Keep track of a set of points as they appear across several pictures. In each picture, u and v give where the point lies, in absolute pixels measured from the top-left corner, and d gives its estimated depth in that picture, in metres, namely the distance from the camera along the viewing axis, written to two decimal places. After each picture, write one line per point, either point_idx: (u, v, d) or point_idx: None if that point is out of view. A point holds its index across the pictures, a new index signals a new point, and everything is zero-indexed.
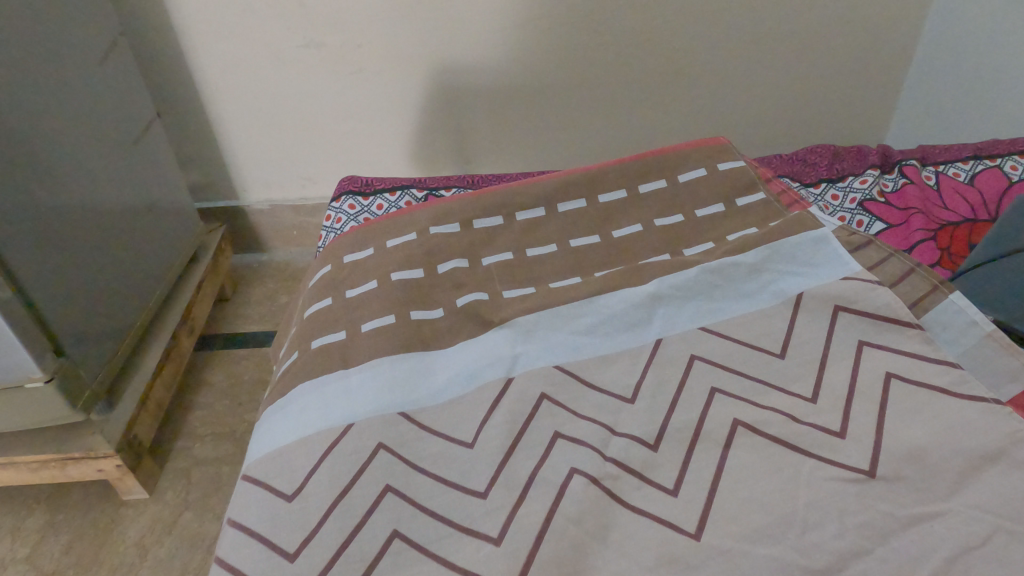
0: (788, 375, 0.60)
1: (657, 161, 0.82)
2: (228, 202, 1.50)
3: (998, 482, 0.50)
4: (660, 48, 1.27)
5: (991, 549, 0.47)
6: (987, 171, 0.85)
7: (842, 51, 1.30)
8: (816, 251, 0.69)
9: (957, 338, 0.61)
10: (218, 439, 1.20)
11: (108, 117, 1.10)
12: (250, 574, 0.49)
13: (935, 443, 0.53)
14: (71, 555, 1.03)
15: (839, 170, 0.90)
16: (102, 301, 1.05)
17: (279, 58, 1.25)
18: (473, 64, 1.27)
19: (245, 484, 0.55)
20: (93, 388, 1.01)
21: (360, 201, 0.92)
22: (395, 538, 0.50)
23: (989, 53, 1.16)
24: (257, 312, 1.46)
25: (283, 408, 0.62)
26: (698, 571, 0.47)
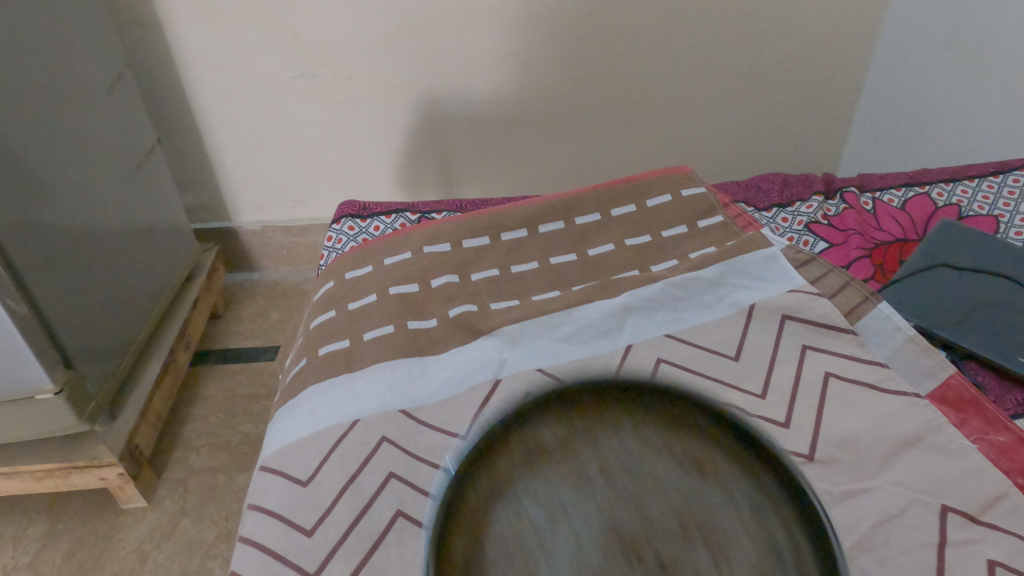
0: (742, 375, 0.69)
1: (628, 188, 0.91)
2: (221, 223, 1.56)
3: (917, 463, 0.59)
4: (631, 81, 1.37)
5: (907, 517, 0.56)
6: (916, 198, 0.96)
7: (798, 88, 1.42)
8: (766, 267, 0.78)
9: (886, 343, 0.70)
10: (214, 450, 1.25)
11: (112, 142, 1.16)
12: (272, 549, 0.55)
13: (864, 431, 0.62)
14: (73, 561, 1.08)
15: (788, 196, 1.00)
16: (106, 316, 1.10)
17: (273, 87, 1.33)
18: (458, 95, 1.36)
19: (263, 473, 0.62)
20: (97, 400, 1.06)
21: (358, 223, 0.99)
22: (398, 517, 0.57)
23: (930, 88, 1.28)
24: (248, 329, 1.52)
25: (294, 408, 0.68)
26: None
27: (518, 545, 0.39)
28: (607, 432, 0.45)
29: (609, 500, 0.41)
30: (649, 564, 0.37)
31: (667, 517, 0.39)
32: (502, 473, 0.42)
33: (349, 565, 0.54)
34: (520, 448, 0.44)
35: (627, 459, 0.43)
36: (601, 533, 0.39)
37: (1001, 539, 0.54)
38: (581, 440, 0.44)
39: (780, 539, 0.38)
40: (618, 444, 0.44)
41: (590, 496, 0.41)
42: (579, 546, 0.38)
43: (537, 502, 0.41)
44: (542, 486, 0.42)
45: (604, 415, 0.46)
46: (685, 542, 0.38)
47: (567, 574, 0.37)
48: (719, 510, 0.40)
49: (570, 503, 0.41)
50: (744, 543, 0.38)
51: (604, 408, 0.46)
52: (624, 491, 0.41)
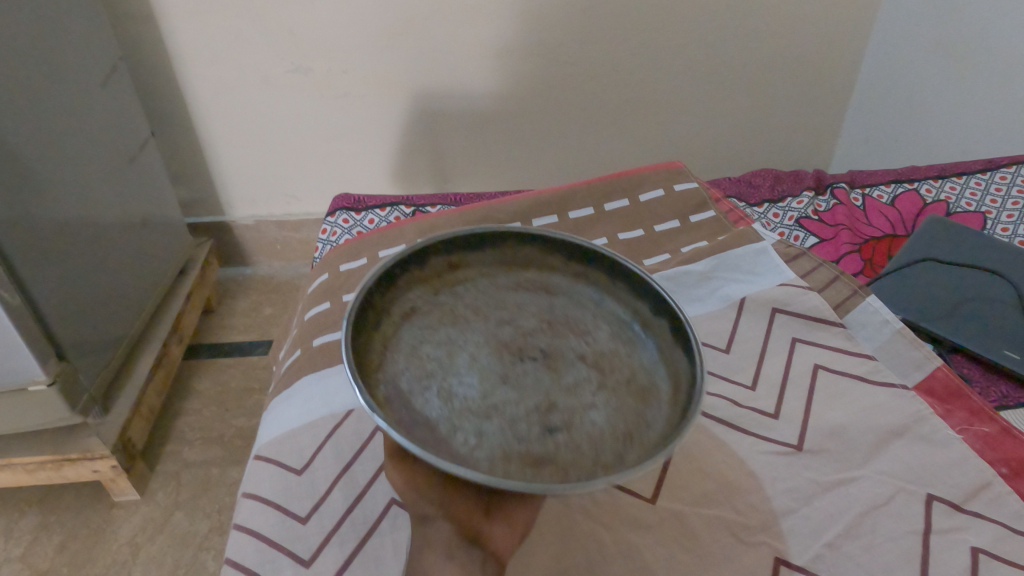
0: (732, 367, 0.70)
1: (621, 182, 0.92)
2: (215, 217, 1.56)
3: (902, 453, 0.60)
4: (626, 77, 1.37)
5: (893, 506, 0.57)
6: (905, 194, 0.98)
7: (791, 85, 1.43)
8: (757, 261, 0.79)
9: (874, 335, 0.71)
10: (207, 443, 1.25)
11: (105, 134, 1.16)
12: (267, 535, 0.56)
13: (852, 423, 0.63)
14: (65, 554, 1.08)
15: (780, 192, 1.01)
16: (99, 309, 1.10)
17: (267, 81, 1.33)
18: (454, 90, 1.36)
19: (257, 462, 0.62)
20: (90, 393, 1.06)
21: (352, 216, 0.99)
22: (392, 505, 0.57)
23: (922, 87, 1.29)
24: (242, 323, 1.52)
25: (288, 398, 0.69)
26: (652, 528, 0.56)
27: (436, 374, 0.52)
28: (463, 287, 0.61)
29: (487, 327, 0.57)
30: (535, 355, 0.55)
31: (537, 327, 0.58)
32: (387, 335, 0.54)
33: (343, 552, 0.54)
34: (400, 311, 0.56)
35: (487, 298, 0.60)
36: (492, 349, 0.55)
37: (985, 528, 0.55)
38: (446, 295, 0.60)
39: (626, 315, 0.59)
40: (479, 291, 0.61)
41: (468, 326, 0.57)
42: (480, 362, 0.53)
43: (430, 343, 0.55)
44: (429, 331, 0.56)
45: (457, 276, 0.61)
46: (556, 338, 0.57)
47: (479, 380, 0.52)
48: (569, 313, 0.60)
49: (458, 336, 0.56)
50: (595, 326, 0.59)
51: (454, 270, 0.61)
52: (495, 318, 0.58)
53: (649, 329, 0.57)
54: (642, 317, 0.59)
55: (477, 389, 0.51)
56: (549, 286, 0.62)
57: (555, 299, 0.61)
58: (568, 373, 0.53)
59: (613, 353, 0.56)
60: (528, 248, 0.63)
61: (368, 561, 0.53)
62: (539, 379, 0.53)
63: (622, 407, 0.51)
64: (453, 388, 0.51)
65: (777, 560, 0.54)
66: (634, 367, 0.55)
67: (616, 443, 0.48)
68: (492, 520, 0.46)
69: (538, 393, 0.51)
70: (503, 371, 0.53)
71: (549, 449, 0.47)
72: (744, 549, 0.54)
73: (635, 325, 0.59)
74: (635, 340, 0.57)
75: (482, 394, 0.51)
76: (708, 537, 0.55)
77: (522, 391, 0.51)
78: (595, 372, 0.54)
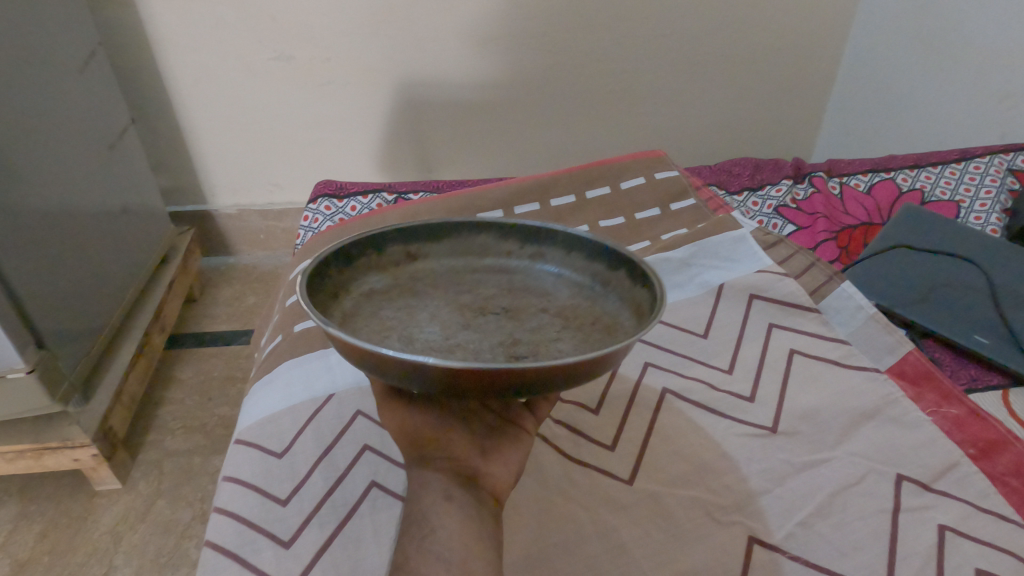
0: (709, 351, 0.71)
1: (603, 170, 0.93)
2: (197, 207, 1.55)
3: (873, 435, 0.62)
4: (609, 68, 1.38)
5: (864, 485, 0.58)
6: (881, 183, 0.99)
7: (773, 76, 1.45)
8: (735, 248, 0.80)
9: (849, 321, 0.73)
10: (190, 432, 1.25)
11: (85, 120, 1.15)
12: (247, 517, 0.56)
13: (825, 406, 0.64)
14: (45, 543, 1.07)
15: (759, 181, 1.02)
16: (79, 297, 1.09)
17: (249, 68, 1.32)
18: (438, 79, 1.36)
19: (237, 446, 0.62)
20: (71, 380, 1.05)
21: (335, 202, 0.99)
22: (372, 488, 0.58)
23: (900, 79, 1.31)
24: (224, 313, 1.51)
25: (268, 383, 0.69)
26: (629, 508, 0.57)
27: (396, 328, 0.52)
28: (421, 272, 0.59)
29: (446, 298, 0.57)
30: (496, 310, 0.56)
31: (498, 293, 0.58)
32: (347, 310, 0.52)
33: (323, 533, 0.54)
34: (358, 290, 0.54)
35: (446, 282, 0.59)
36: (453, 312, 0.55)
37: (951, 505, 0.56)
38: (404, 279, 0.57)
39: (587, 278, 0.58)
40: (442, 272, 0.60)
41: (426, 298, 0.57)
42: (438, 319, 0.54)
43: (389, 310, 0.55)
44: (387, 308, 0.54)
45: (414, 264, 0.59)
46: (517, 299, 0.57)
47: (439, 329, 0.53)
48: (530, 285, 0.59)
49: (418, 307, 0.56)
50: (556, 290, 0.58)
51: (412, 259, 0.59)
52: (454, 294, 0.58)
53: (610, 284, 0.56)
54: (601, 277, 0.57)
55: (439, 333, 0.53)
56: (507, 267, 0.60)
57: (514, 276, 0.60)
58: (530, 321, 0.54)
59: (576, 308, 0.55)
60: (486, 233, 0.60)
61: (348, 543, 0.54)
62: (501, 327, 0.54)
63: (584, 344, 0.51)
64: (415, 333, 0.52)
65: (751, 537, 0.55)
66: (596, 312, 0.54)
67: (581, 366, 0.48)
68: (489, 461, 0.49)
69: (500, 334, 0.53)
70: (465, 322, 0.55)
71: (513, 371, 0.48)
72: (718, 529, 0.55)
73: (595, 284, 0.56)
74: (597, 297, 0.56)
75: (445, 335, 0.52)
76: (684, 516, 0.56)
77: (484, 334, 0.53)
78: (558, 321, 0.54)
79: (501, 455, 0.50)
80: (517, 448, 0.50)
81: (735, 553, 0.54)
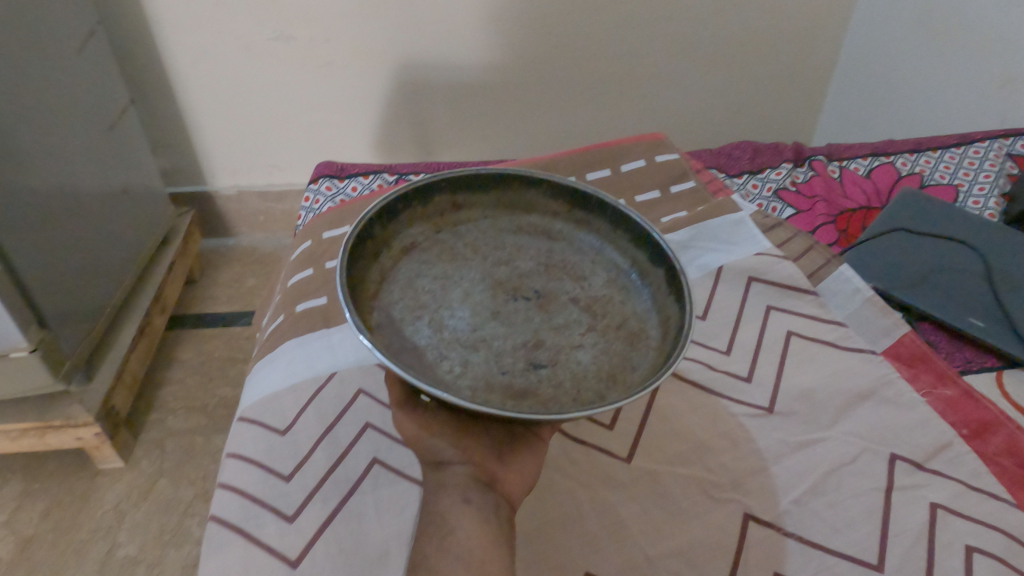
0: (708, 333, 0.72)
1: (603, 153, 0.93)
2: (196, 188, 1.54)
3: (868, 415, 0.63)
4: (611, 51, 1.38)
5: (857, 465, 0.59)
6: (881, 167, 1.00)
7: (775, 61, 1.44)
8: (735, 231, 0.80)
9: (846, 303, 0.73)
10: (192, 412, 1.26)
11: (86, 101, 1.14)
12: (250, 493, 0.56)
13: (821, 386, 0.65)
14: (50, 520, 1.08)
15: (759, 164, 1.02)
16: (81, 278, 1.10)
17: (249, 49, 1.31)
18: (439, 61, 1.36)
19: (241, 423, 0.63)
20: (73, 360, 1.06)
21: (335, 183, 0.99)
22: (374, 465, 0.59)
23: (902, 63, 1.31)
24: (224, 294, 1.52)
25: (271, 361, 0.69)
26: (627, 486, 0.58)
27: (429, 306, 0.56)
28: (466, 225, 0.64)
29: (484, 267, 0.60)
30: (529, 294, 0.58)
31: (534, 271, 0.61)
32: (386, 268, 0.58)
33: (326, 509, 0.55)
34: (400, 245, 0.60)
35: (489, 240, 0.63)
36: (489, 289, 0.58)
37: (943, 484, 0.58)
38: (449, 232, 0.63)
39: (626, 262, 0.62)
40: (484, 226, 0.64)
41: (465, 263, 0.61)
42: (472, 299, 0.57)
43: (426, 277, 0.58)
44: (428, 268, 0.59)
45: (461, 215, 0.64)
46: (551, 280, 0.60)
47: (470, 306, 0.57)
48: (568, 258, 0.63)
49: (455, 273, 0.60)
50: (592, 273, 0.62)
51: (459, 208, 0.64)
52: (494, 260, 0.61)
53: (647, 277, 0.60)
54: (639, 267, 0.61)
55: (467, 323, 0.55)
56: (551, 230, 0.65)
57: (555, 244, 0.64)
58: (558, 314, 0.57)
59: (608, 298, 0.59)
60: (536, 191, 0.65)
61: (350, 518, 0.55)
62: (529, 316, 0.56)
63: (606, 349, 0.54)
64: (445, 319, 0.55)
65: (747, 515, 0.56)
66: (626, 312, 0.57)
67: (597, 383, 0.51)
68: (506, 466, 0.50)
69: (527, 331, 0.55)
70: (495, 309, 0.57)
71: (530, 382, 0.51)
72: (714, 506, 0.56)
73: (632, 273, 0.61)
74: (630, 287, 0.60)
75: (473, 327, 0.55)
76: (681, 493, 0.57)
77: (513, 329, 0.55)
78: (586, 316, 0.57)
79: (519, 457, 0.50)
80: (533, 454, 0.51)
81: (729, 531, 0.55)
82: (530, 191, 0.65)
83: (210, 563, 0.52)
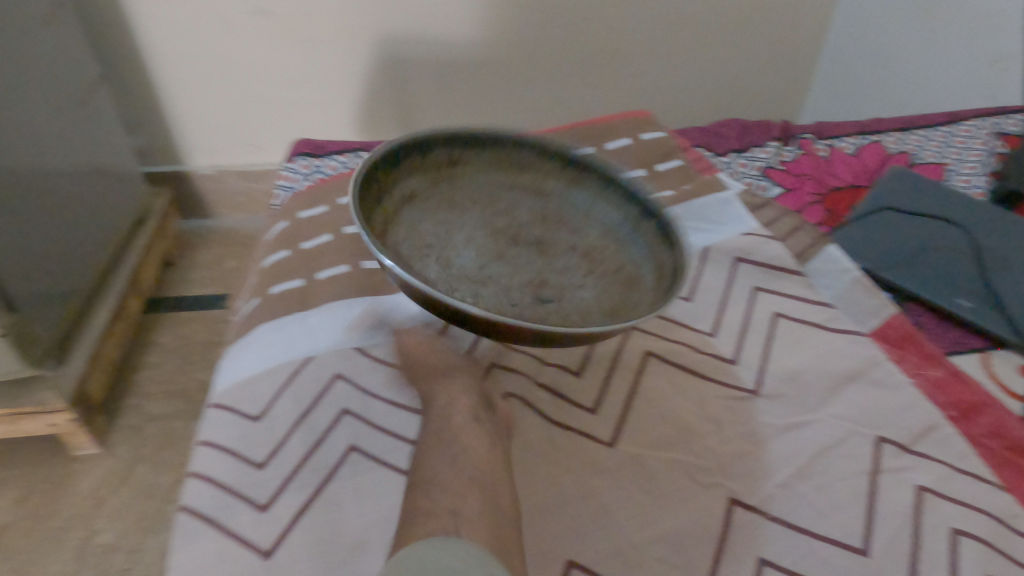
0: (694, 314, 0.70)
1: (588, 131, 0.91)
2: (172, 167, 1.50)
3: (855, 397, 0.62)
4: (598, 27, 1.35)
5: (845, 448, 0.58)
6: (869, 146, 0.98)
7: (763, 39, 1.42)
8: (722, 211, 0.79)
9: (834, 284, 0.72)
10: (170, 397, 1.23)
11: (53, 75, 1.10)
12: (223, 481, 0.55)
13: (808, 368, 0.64)
14: (25, 507, 1.06)
15: (746, 142, 1.01)
16: (52, 260, 1.06)
17: (225, 23, 1.26)
18: (421, 37, 1.32)
19: (214, 409, 0.61)
20: (45, 344, 1.03)
21: (312, 162, 0.96)
22: (351, 453, 0.57)
23: (890, 40, 1.29)
24: (203, 276, 1.48)
25: (244, 345, 0.66)
26: (611, 472, 0.57)
27: (440, 248, 0.62)
28: (465, 176, 0.67)
29: (485, 219, 0.66)
30: (529, 241, 0.66)
31: (531, 224, 0.66)
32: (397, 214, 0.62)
33: (301, 497, 0.54)
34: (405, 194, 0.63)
35: (490, 193, 0.67)
36: (491, 241, 0.65)
37: (930, 467, 0.57)
38: (449, 184, 0.66)
39: (618, 214, 0.65)
40: (484, 180, 0.68)
41: (471, 213, 0.66)
42: (478, 243, 0.64)
43: (437, 219, 0.64)
44: (436, 222, 0.64)
45: (459, 168, 0.67)
46: (549, 230, 0.66)
47: (477, 252, 0.63)
48: (561, 209, 0.68)
49: (463, 219, 0.65)
50: (586, 224, 0.66)
51: (456, 163, 0.67)
52: (493, 212, 0.67)
53: (638, 230, 0.63)
54: (631, 219, 0.64)
55: (474, 260, 0.63)
56: (544, 185, 0.69)
57: (551, 200, 0.68)
58: (556, 259, 0.64)
59: (601, 246, 0.64)
60: (530, 150, 0.68)
61: (326, 506, 0.53)
62: (530, 260, 0.64)
63: (601, 288, 0.61)
64: (457, 264, 0.62)
65: (732, 499, 0.55)
66: (618, 261, 0.63)
67: (599, 319, 0.58)
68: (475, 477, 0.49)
69: (529, 281, 0.62)
70: (498, 252, 0.64)
71: (532, 314, 0.59)
72: (700, 490, 0.55)
73: (623, 226, 0.65)
74: (621, 238, 0.65)
75: (486, 285, 0.61)
76: (667, 477, 0.56)
77: (517, 281, 0.62)
78: (582, 264, 0.64)
79: (479, 466, 0.52)
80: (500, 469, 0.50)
81: (715, 515, 0.54)
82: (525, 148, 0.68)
83: (181, 555, 0.51)
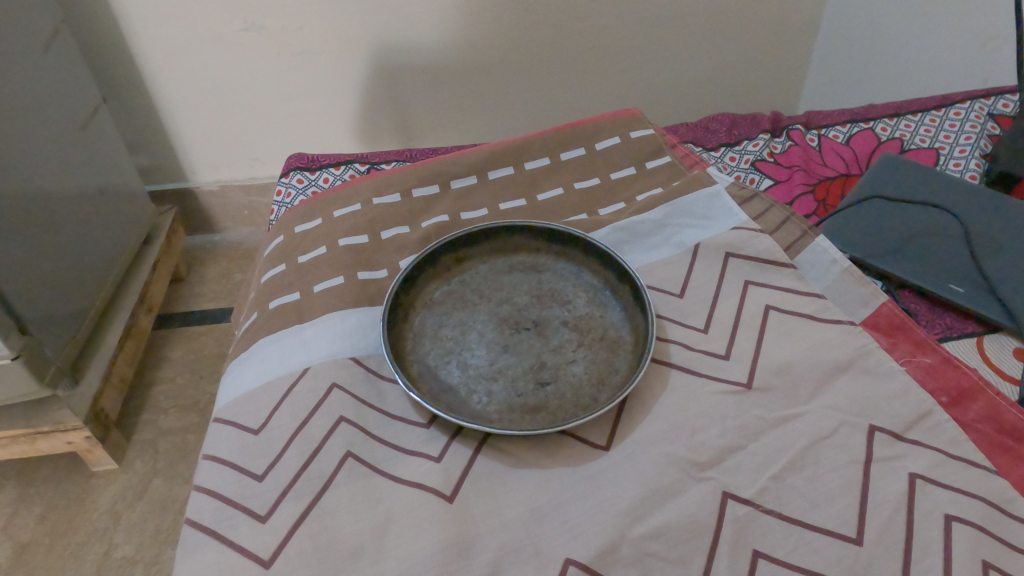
0: (685, 311, 0.71)
1: (577, 132, 0.91)
2: (177, 184, 1.53)
3: (847, 387, 0.62)
4: (587, 28, 1.36)
5: (837, 438, 0.59)
6: (860, 133, 0.98)
7: (754, 31, 1.42)
8: (711, 206, 0.79)
9: (824, 275, 0.73)
10: (183, 411, 1.26)
11: (55, 102, 1.12)
12: (224, 495, 0.56)
13: (800, 359, 0.64)
14: (46, 525, 1.09)
15: (736, 135, 1.01)
16: (61, 282, 1.08)
17: (220, 42, 1.28)
18: (413, 44, 1.33)
19: (216, 425, 0.63)
20: (58, 365, 1.06)
21: (307, 175, 0.98)
22: (348, 458, 0.58)
23: (883, 24, 1.29)
24: (212, 290, 1.51)
25: (245, 360, 0.69)
26: (605, 471, 0.57)
27: (454, 351, 0.65)
28: (470, 272, 0.74)
29: (490, 307, 0.69)
30: (528, 323, 0.68)
31: (529, 303, 0.70)
32: (407, 339, 0.66)
33: (300, 506, 0.55)
34: (418, 303, 0.70)
35: (488, 281, 0.73)
36: (494, 325, 0.68)
37: (922, 454, 0.57)
38: (456, 282, 0.72)
39: (599, 282, 0.72)
40: (482, 274, 0.73)
41: (473, 307, 0.70)
42: (484, 334, 0.67)
43: (446, 327, 0.68)
44: (446, 317, 0.69)
45: (465, 265, 0.74)
46: (544, 308, 0.69)
47: (482, 341, 0.66)
48: (555, 286, 0.72)
49: (470, 318, 0.69)
50: (574, 295, 0.71)
51: (459, 262, 0.74)
52: (496, 299, 0.70)
53: (618, 293, 0.71)
54: (611, 285, 0.72)
55: (486, 358, 0.65)
56: (538, 264, 0.75)
57: (543, 276, 0.73)
58: (554, 337, 0.67)
59: (591, 315, 0.69)
60: (518, 234, 0.75)
61: (324, 515, 0.54)
62: (531, 343, 0.66)
63: (596, 358, 0.65)
64: (468, 359, 0.65)
65: (724, 493, 0.55)
66: (606, 328, 0.68)
67: (592, 390, 0.62)
68: None
69: (530, 356, 0.65)
70: (504, 342, 0.66)
71: (541, 399, 0.61)
72: (693, 485, 0.56)
73: (605, 291, 0.71)
74: (606, 304, 0.70)
75: (490, 361, 0.64)
76: (660, 473, 0.57)
77: (518, 356, 0.65)
78: (575, 334, 0.67)
79: None
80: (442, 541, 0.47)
81: (708, 509, 0.54)
82: (513, 234, 0.75)
83: (185, 567, 0.52)
